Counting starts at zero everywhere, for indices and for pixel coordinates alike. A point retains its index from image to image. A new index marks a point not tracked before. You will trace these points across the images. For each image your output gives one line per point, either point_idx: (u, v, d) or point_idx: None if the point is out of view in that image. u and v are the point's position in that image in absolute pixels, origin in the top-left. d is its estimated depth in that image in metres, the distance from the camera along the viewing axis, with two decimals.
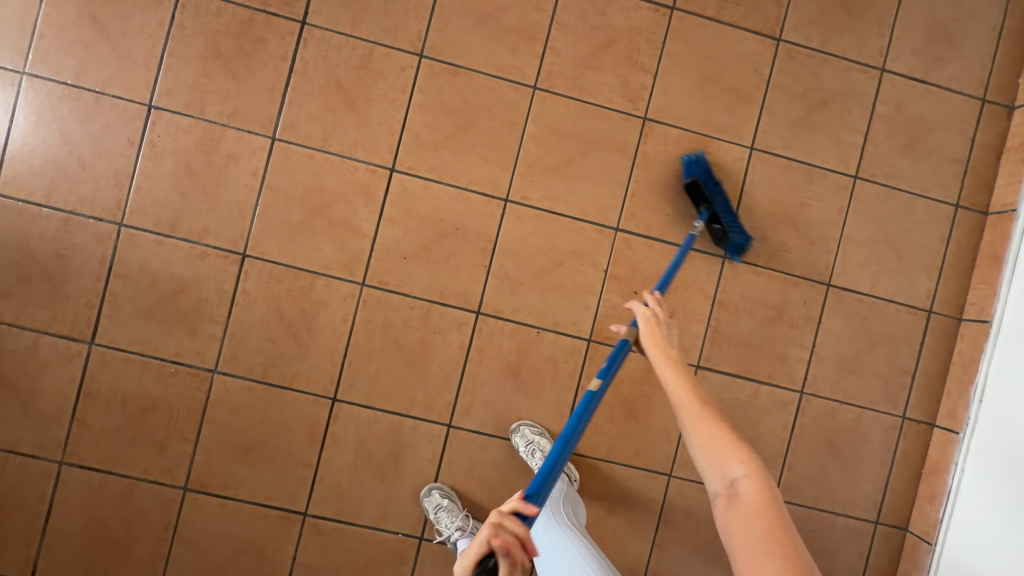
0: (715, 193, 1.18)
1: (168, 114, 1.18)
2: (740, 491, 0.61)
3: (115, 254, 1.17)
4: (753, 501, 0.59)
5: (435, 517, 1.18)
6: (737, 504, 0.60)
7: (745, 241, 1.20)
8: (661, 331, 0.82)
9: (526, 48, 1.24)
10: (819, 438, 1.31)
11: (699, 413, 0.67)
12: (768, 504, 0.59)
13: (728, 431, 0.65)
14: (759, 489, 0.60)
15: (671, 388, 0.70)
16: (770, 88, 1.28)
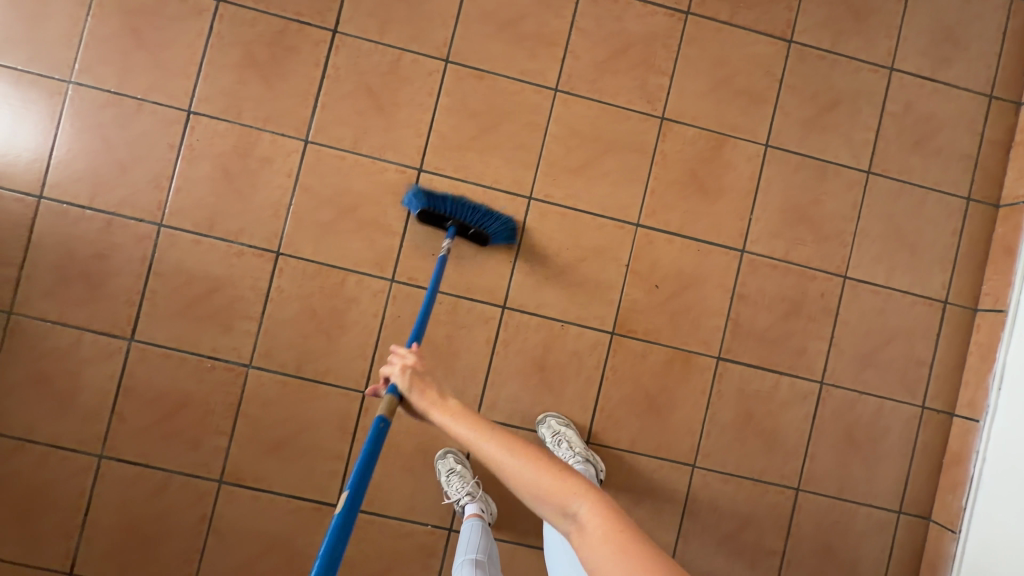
0: (447, 207, 1.18)
1: (206, 119, 1.23)
2: (584, 521, 0.59)
3: (155, 253, 1.22)
4: (599, 522, 0.59)
5: (446, 479, 1.20)
6: (586, 535, 0.59)
7: (505, 226, 1.21)
8: (430, 388, 0.75)
9: (548, 53, 1.29)
10: (840, 428, 1.32)
11: (513, 460, 0.63)
12: (612, 517, 0.59)
13: (551, 462, 0.63)
14: (600, 508, 0.60)
15: (480, 447, 0.65)
16: (783, 88, 1.33)
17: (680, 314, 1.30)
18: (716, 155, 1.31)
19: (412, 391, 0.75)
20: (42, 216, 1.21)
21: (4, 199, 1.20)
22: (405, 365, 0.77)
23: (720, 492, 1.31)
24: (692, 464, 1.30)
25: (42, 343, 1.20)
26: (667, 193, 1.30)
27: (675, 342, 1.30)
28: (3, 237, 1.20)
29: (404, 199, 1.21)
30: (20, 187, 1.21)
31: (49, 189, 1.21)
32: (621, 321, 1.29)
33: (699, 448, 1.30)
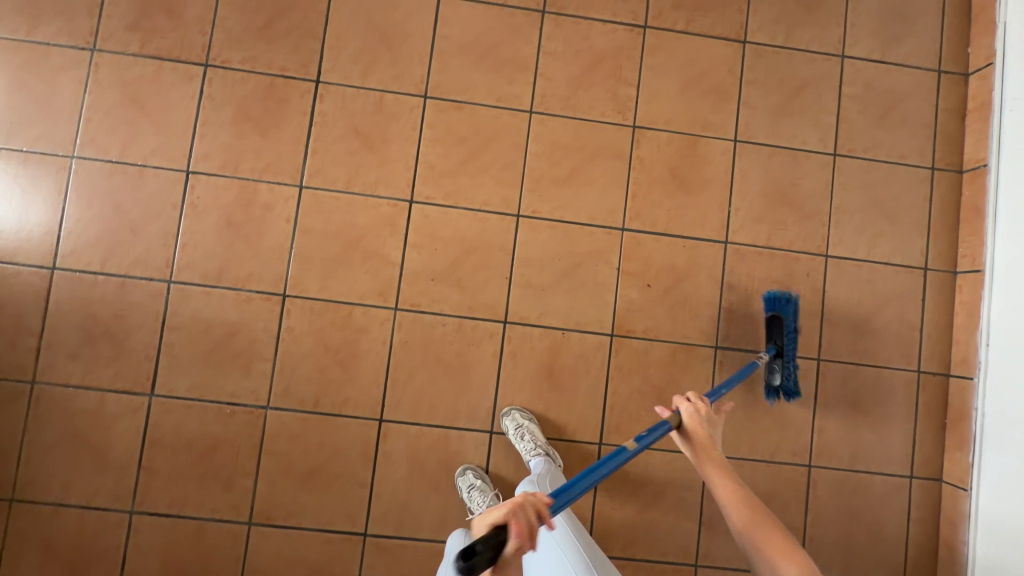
0: (786, 334, 1.27)
1: (205, 176, 1.31)
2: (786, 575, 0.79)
3: (168, 308, 1.28)
4: None
5: (468, 496, 1.24)
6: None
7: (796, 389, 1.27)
8: (709, 438, 0.97)
9: (521, 78, 1.37)
10: (843, 400, 1.37)
11: (748, 513, 0.85)
12: None
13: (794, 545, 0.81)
14: None
15: (730, 493, 0.88)
16: (744, 85, 1.41)
17: (676, 308, 1.36)
18: (690, 154, 1.39)
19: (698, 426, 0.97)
20: (59, 285, 1.27)
21: (20, 273, 1.26)
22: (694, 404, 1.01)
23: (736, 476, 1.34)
24: None
25: (70, 405, 1.26)
26: (648, 193, 1.37)
27: (674, 335, 1.35)
28: (23, 309, 1.26)
29: (769, 295, 1.30)
30: (34, 261, 1.27)
31: (62, 259, 1.27)
32: (619, 321, 1.34)
33: None
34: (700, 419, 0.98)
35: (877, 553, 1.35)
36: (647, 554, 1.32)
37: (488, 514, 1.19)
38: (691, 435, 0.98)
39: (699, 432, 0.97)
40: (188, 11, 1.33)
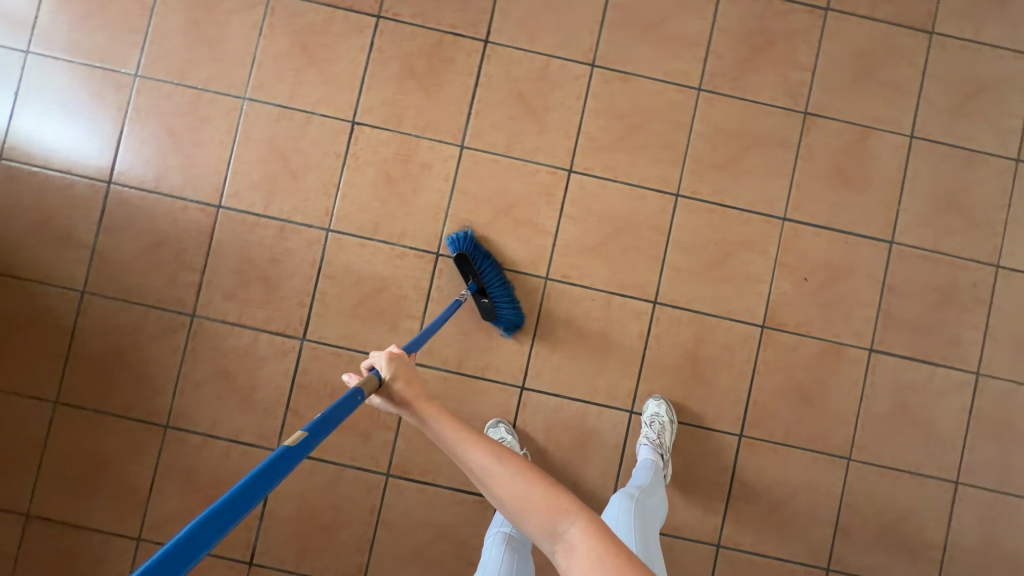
0: (483, 266, 1.23)
1: (369, 129, 1.30)
2: (577, 547, 0.54)
3: (325, 257, 1.29)
4: (588, 550, 0.53)
5: None
6: (575, 559, 0.53)
7: (514, 314, 1.24)
8: (417, 382, 0.69)
9: (690, 53, 1.31)
10: (998, 419, 1.30)
11: (509, 470, 0.57)
12: (603, 539, 0.54)
13: (547, 479, 0.57)
14: (591, 534, 0.54)
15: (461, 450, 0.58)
16: (925, 79, 1.32)
17: (830, 306, 1.30)
18: (862, 148, 1.31)
19: (402, 386, 0.68)
20: (221, 225, 1.29)
21: (186, 209, 1.29)
22: (391, 354, 0.72)
23: (877, 485, 1.29)
24: (847, 456, 1.29)
25: (224, 343, 1.28)
26: (812, 185, 1.31)
27: (826, 334, 1.30)
28: (186, 245, 1.29)
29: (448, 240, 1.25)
30: (200, 198, 1.29)
31: (227, 199, 1.29)
32: (771, 314, 1.30)
33: (853, 440, 1.29)
34: (400, 372, 0.69)
35: None
36: (777, 554, 1.28)
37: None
38: (397, 395, 0.67)
39: (409, 386, 0.67)
40: None
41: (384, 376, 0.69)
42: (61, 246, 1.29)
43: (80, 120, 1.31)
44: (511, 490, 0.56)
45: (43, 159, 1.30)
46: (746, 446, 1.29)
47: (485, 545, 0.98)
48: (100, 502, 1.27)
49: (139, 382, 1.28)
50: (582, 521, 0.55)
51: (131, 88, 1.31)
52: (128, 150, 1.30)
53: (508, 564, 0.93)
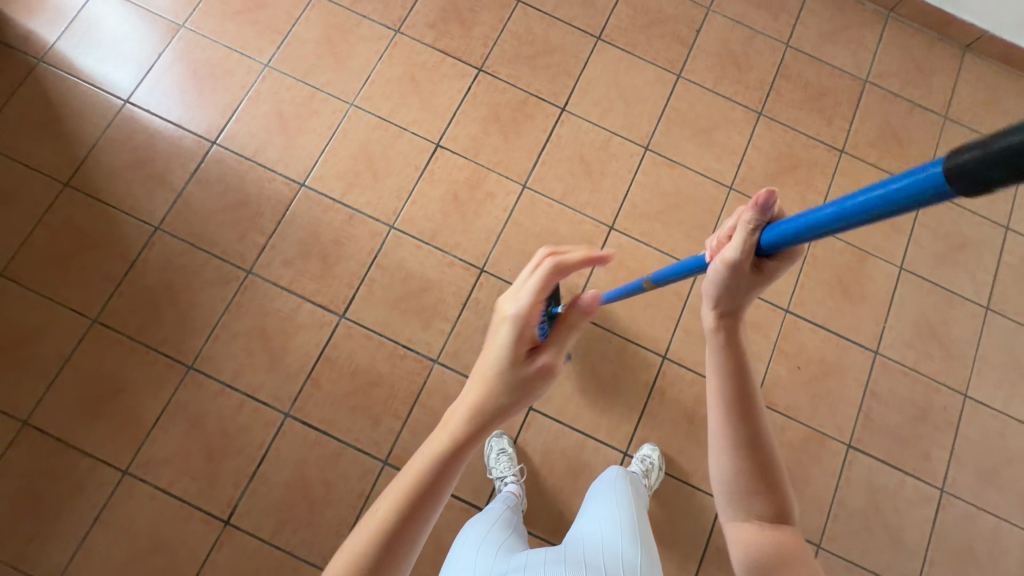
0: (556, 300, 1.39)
1: (450, 153, 1.50)
2: (765, 550, 0.65)
3: (382, 249, 1.43)
4: (772, 556, 0.65)
5: (495, 459, 1.30)
6: (762, 555, 0.65)
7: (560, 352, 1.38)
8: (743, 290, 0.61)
9: (728, 158, 1.57)
10: (959, 539, 1.38)
11: (738, 445, 0.66)
12: (790, 566, 0.64)
13: (769, 488, 0.66)
14: (782, 551, 0.65)
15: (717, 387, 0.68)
16: (917, 225, 1.57)
17: (818, 397, 1.43)
18: (860, 267, 1.52)
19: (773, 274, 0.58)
20: (300, 201, 1.44)
21: (273, 181, 1.45)
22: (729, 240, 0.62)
23: None
24: (817, 544, 1.35)
25: (269, 303, 1.38)
26: (816, 289, 1.50)
27: (813, 422, 1.42)
28: (264, 211, 1.43)
29: None
30: (288, 174, 1.46)
31: (311, 180, 1.46)
32: (765, 392, 1.43)
33: (825, 529, 1.36)
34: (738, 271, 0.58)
35: None
36: None
37: (509, 481, 1.26)
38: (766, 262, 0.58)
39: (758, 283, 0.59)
40: (477, 27, 1.60)
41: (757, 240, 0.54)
42: (153, 186, 1.43)
43: (205, 88, 1.51)
44: (735, 472, 0.66)
45: (162, 111, 1.49)
46: None
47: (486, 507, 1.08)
48: (100, 426, 1.29)
49: (180, 320, 1.36)
50: (788, 528, 0.67)
51: (258, 74, 1.52)
52: (239, 121, 1.49)
53: (504, 518, 1.02)
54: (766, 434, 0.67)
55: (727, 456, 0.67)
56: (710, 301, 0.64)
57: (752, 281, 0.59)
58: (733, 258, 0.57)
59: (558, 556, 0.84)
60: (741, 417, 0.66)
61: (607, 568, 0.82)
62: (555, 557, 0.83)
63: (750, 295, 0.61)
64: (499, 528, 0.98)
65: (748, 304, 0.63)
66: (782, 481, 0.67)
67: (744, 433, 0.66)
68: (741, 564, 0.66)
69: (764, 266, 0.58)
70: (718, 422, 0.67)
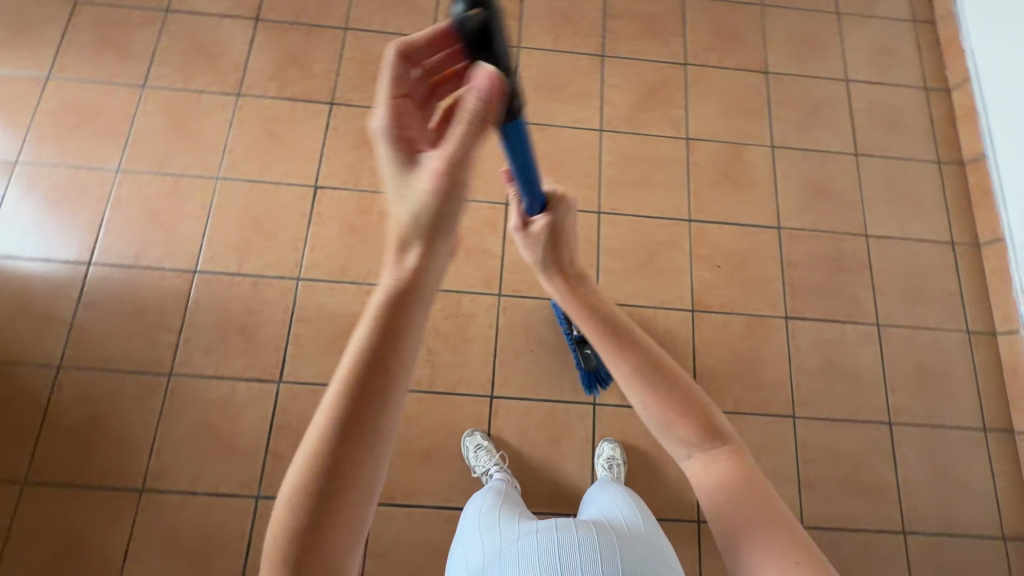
0: None
1: (330, 190, 1.51)
2: (713, 468, 0.50)
3: (297, 302, 1.42)
4: (719, 473, 0.50)
5: (474, 455, 1.30)
6: (711, 476, 0.51)
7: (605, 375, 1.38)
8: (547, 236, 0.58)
9: (589, 105, 1.65)
10: (908, 360, 1.49)
11: (632, 373, 0.49)
12: (740, 474, 0.50)
13: (685, 400, 0.50)
14: (727, 461, 0.51)
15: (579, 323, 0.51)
16: (772, 105, 1.69)
17: (745, 285, 1.52)
18: (738, 158, 1.63)
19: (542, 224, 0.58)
20: (199, 287, 1.41)
21: (165, 277, 1.41)
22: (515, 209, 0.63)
23: (826, 436, 1.42)
24: (792, 414, 1.42)
25: (203, 396, 1.34)
26: (707, 191, 1.59)
27: (748, 308, 1.50)
28: (165, 309, 1.39)
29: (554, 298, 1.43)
30: (177, 265, 1.42)
31: (203, 263, 1.43)
32: (698, 298, 1.50)
33: (794, 398, 1.44)
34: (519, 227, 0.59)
35: (972, 504, 1.39)
36: None
37: (493, 471, 1.25)
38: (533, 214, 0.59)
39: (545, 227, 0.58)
40: (317, 64, 1.62)
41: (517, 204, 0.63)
42: (41, 326, 1.36)
43: (62, 213, 1.45)
44: (646, 405, 0.50)
45: (24, 250, 1.42)
46: None
47: (486, 485, 1.14)
48: None
49: (116, 447, 1.29)
50: (726, 440, 0.51)
51: (113, 181, 1.48)
52: (109, 232, 1.44)
53: (504, 491, 1.09)
54: (655, 348, 0.50)
55: (632, 399, 0.50)
56: (532, 264, 0.57)
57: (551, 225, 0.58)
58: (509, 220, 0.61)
59: (588, 524, 0.85)
60: (624, 345, 0.49)
61: (631, 535, 0.87)
62: (584, 523, 0.85)
63: (549, 243, 0.57)
64: (505, 499, 1.05)
65: (556, 247, 0.57)
66: (692, 387, 0.51)
67: (635, 364, 0.49)
68: (703, 504, 0.51)
69: (537, 222, 0.59)
70: (605, 364, 0.50)
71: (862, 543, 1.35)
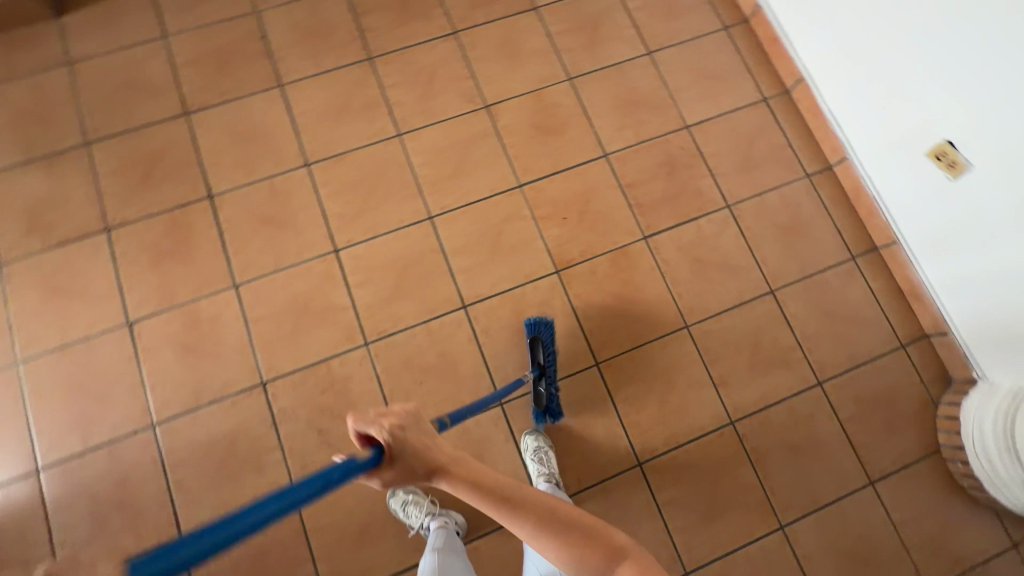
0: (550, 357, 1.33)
1: (148, 319, 1.38)
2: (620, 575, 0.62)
3: (164, 449, 1.30)
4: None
5: (406, 512, 1.25)
6: None
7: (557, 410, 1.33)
8: (417, 462, 0.69)
9: (378, 114, 1.56)
10: (767, 226, 1.52)
11: (531, 524, 0.65)
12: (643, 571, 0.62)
13: (581, 530, 0.65)
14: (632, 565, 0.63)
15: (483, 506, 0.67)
16: (554, 38, 1.64)
17: (596, 225, 1.50)
18: (542, 105, 1.58)
19: (400, 458, 0.69)
20: (51, 483, 1.27)
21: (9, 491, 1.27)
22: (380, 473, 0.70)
23: (722, 331, 1.44)
24: (685, 325, 1.44)
25: None
26: (526, 150, 1.54)
27: (608, 245, 1.48)
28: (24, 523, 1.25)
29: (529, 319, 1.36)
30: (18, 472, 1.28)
31: (45, 457, 1.29)
32: (558, 258, 1.47)
33: (681, 310, 1.45)
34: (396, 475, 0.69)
35: (866, 330, 1.47)
36: (688, 437, 1.37)
37: (429, 523, 1.21)
38: (390, 456, 0.69)
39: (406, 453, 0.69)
40: (74, 194, 1.45)
41: (376, 464, 0.70)
42: None
43: None
44: (552, 547, 0.64)
45: None
46: (608, 370, 1.40)
47: (421, 561, 1.07)
48: None
49: None
50: (627, 550, 0.64)
51: None
52: None
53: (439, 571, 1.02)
54: (548, 498, 0.67)
55: (540, 546, 0.65)
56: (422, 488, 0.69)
57: (404, 458, 0.69)
58: (384, 481, 0.70)
59: None
60: (517, 509, 0.66)
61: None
62: None
63: (420, 464, 0.69)
64: None
65: (425, 464, 0.69)
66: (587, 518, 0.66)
67: (531, 519, 0.65)
68: None
69: (394, 462, 0.69)
70: (514, 527, 0.66)
71: (789, 411, 1.40)
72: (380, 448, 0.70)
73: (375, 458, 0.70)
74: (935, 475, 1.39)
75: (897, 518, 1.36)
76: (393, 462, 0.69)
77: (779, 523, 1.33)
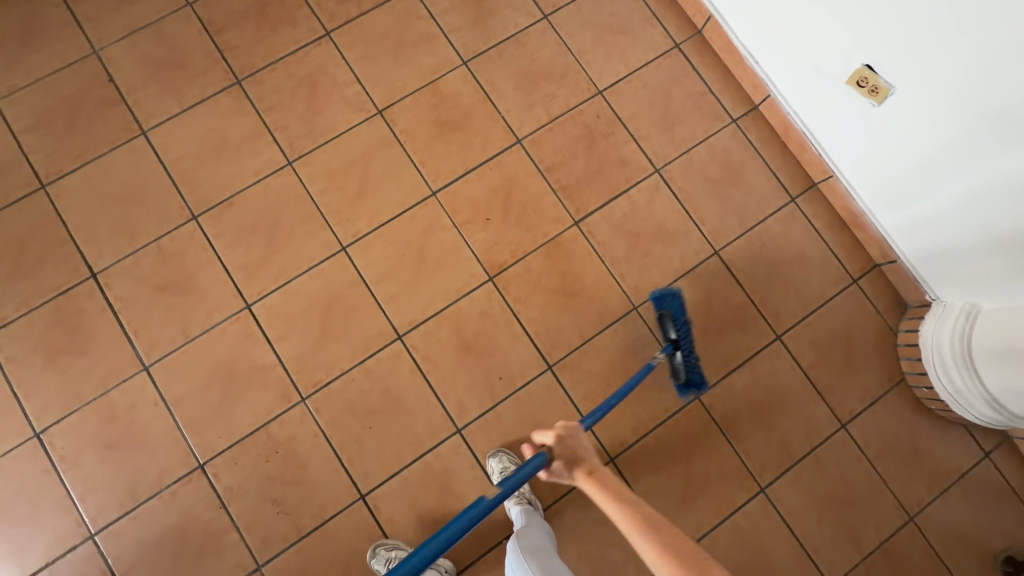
0: (684, 330, 1.22)
1: (57, 425, 1.25)
2: None
3: (108, 558, 1.20)
4: None
5: None
6: None
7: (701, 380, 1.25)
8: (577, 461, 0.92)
9: (262, 144, 1.39)
10: (701, 184, 1.44)
11: (637, 529, 0.77)
12: None
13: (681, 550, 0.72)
14: None
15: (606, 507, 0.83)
16: (438, 19, 1.47)
17: (523, 219, 1.39)
18: (440, 98, 1.44)
19: (563, 456, 0.94)
20: None
21: None
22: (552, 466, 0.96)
23: None
24: (634, 306, 1.37)
25: None
26: (432, 152, 1.41)
27: (539, 239, 1.39)
28: None
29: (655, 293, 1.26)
30: None
31: None
32: (489, 263, 1.37)
33: (627, 290, 1.38)
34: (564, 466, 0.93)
35: (817, 272, 1.42)
36: (657, 420, 1.33)
37: None
38: (559, 454, 0.94)
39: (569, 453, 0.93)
40: None
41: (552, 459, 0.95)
42: None
43: None
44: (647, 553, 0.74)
45: None
46: (563, 370, 1.34)
47: None
48: None
49: None
50: None
51: None
52: None
53: None
54: (662, 519, 0.77)
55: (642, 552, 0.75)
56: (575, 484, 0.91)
57: (567, 457, 0.93)
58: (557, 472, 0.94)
59: None
60: (631, 515, 0.79)
61: None
62: None
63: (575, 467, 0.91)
64: None
65: (579, 466, 0.91)
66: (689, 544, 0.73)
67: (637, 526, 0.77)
68: None
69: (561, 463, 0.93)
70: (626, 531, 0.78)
71: (752, 372, 1.36)
72: (550, 450, 0.95)
73: (545, 459, 0.94)
74: (902, 403, 1.38)
75: (871, 454, 1.35)
76: (562, 455, 0.94)
77: (758, 486, 1.32)
